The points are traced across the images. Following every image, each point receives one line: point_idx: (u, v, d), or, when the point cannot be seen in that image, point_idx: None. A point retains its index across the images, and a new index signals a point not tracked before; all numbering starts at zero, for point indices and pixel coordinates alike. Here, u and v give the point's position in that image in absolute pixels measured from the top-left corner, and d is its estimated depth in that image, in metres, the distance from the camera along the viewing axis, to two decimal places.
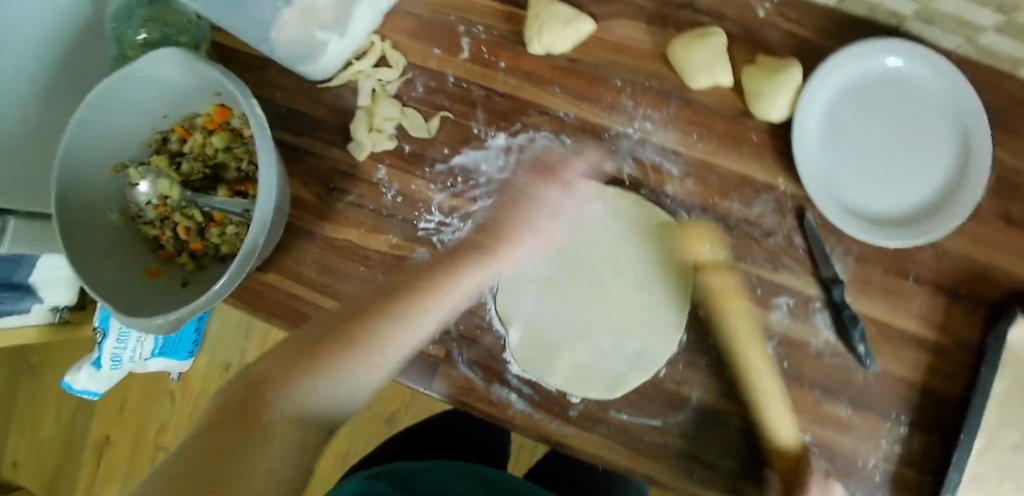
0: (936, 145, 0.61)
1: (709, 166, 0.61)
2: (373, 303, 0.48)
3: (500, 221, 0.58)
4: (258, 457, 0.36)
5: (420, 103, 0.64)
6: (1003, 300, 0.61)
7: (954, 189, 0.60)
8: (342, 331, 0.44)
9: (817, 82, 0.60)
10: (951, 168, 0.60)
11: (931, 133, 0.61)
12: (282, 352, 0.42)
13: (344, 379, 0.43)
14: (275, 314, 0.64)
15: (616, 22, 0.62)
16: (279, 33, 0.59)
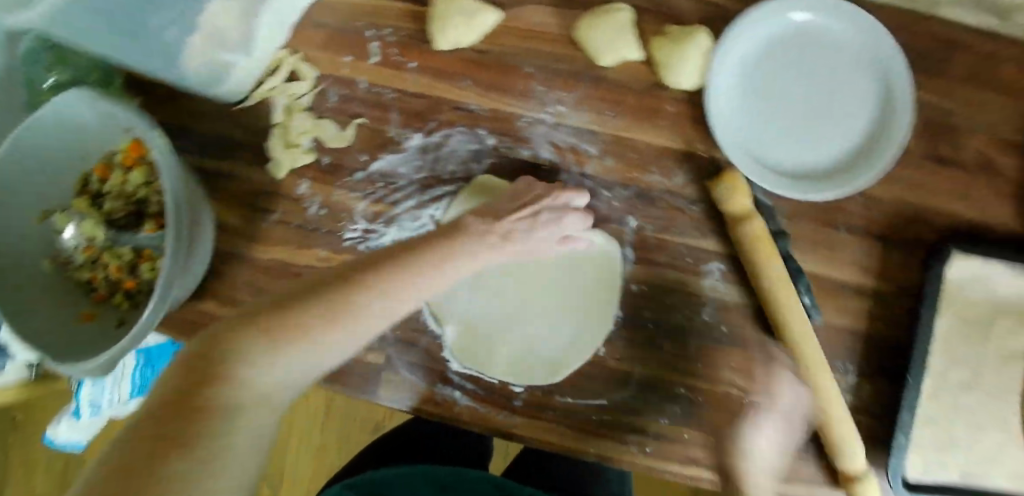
0: (858, 93, 0.58)
1: (626, 142, 0.60)
2: (335, 280, 0.44)
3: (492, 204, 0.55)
4: (222, 446, 0.35)
5: (335, 113, 0.64)
6: (939, 240, 0.60)
7: (878, 137, 0.58)
8: (293, 308, 0.41)
9: (726, 46, 0.58)
10: (873, 116, 0.58)
11: (851, 82, 0.59)
12: (248, 324, 0.40)
13: (296, 362, 0.40)
14: None
15: (522, 8, 0.61)
16: (187, 63, 0.59)
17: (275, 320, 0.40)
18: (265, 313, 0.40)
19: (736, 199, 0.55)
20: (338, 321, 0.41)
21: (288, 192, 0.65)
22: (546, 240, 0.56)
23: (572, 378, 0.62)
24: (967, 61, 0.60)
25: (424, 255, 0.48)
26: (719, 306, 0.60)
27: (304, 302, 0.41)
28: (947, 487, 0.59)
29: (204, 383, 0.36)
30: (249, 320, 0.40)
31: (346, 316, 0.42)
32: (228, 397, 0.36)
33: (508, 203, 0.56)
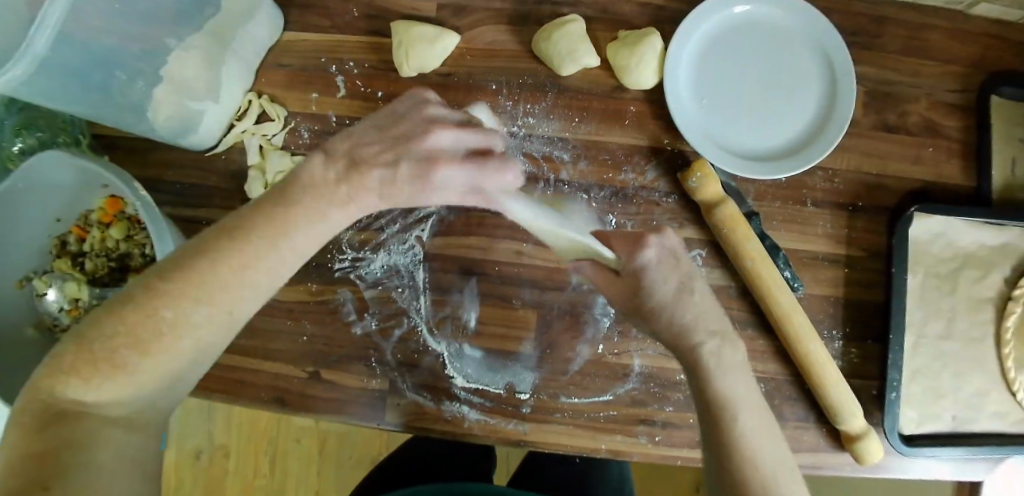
0: (806, 78, 0.62)
1: (596, 144, 0.63)
2: (179, 259, 0.37)
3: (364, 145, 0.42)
4: (92, 474, 0.32)
5: (311, 149, 0.66)
6: (900, 203, 0.64)
7: (828, 117, 0.62)
8: (133, 312, 0.35)
9: (678, 44, 0.62)
10: (822, 98, 0.62)
11: (799, 68, 0.62)
12: (64, 361, 0.35)
13: (163, 363, 0.36)
14: (215, 390, 0.64)
15: (479, 29, 0.64)
16: (158, 115, 0.58)
17: (92, 342, 0.35)
18: (102, 328, 0.35)
19: (708, 185, 0.58)
20: (163, 330, 0.36)
21: None
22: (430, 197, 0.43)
23: (574, 377, 0.63)
24: (892, 37, 0.65)
25: (278, 216, 0.40)
26: (705, 291, 0.62)
27: (113, 315, 0.35)
28: (941, 435, 0.61)
29: (42, 427, 0.33)
30: (67, 351, 0.35)
31: (161, 322, 0.36)
32: (76, 432, 0.34)
33: (369, 142, 0.42)
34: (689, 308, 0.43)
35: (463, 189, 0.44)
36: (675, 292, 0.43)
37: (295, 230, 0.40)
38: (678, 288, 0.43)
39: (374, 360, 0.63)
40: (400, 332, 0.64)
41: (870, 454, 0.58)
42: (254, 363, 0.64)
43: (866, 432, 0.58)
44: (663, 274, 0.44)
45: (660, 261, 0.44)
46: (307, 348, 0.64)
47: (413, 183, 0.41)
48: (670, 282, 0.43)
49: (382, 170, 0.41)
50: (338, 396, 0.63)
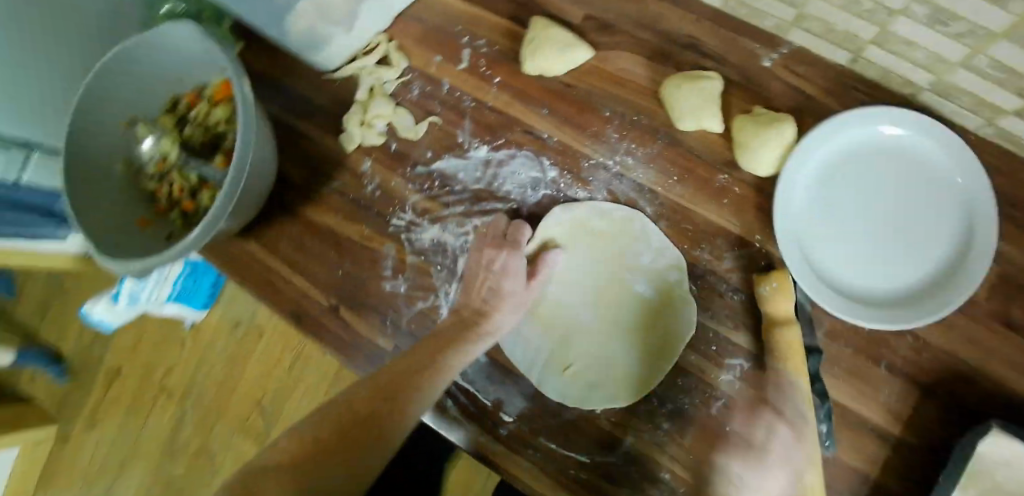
0: (938, 233, 0.55)
1: (685, 212, 0.59)
2: (429, 351, 0.56)
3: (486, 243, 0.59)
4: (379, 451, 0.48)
5: (414, 106, 0.66)
6: (986, 409, 0.56)
7: (948, 283, 0.54)
8: (415, 376, 0.53)
9: (808, 146, 0.57)
10: (946, 261, 0.55)
11: (935, 221, 0.56)
12: (387, 387, 0.52)
13: (404, 425, 0.50)
14: (256, 287, 0.68)
15: (617, 53, 0.62)
16: (293, 25, 0.64)
17: (398, 390, 0.51)
18: (399, 378, 0.52)
19: (776, 299, 0.53)
20: (417, 399, 0.52)
21: (351, 165, 0.67)
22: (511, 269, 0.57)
23: (564, 424, 0.59)
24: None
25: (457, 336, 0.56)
26: (730, 403, 0.56)
27: (415, 371, 0.53)
28: None
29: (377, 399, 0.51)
30: (385, 388, 0.52)
31: (411, 405, 0.51)
32: (383, 426, 0.49)
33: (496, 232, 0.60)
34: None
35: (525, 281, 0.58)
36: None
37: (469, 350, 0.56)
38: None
39: (389, 318, 0.64)
40: (423, 306, 0.63)
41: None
42: (288, 277, 0.68)
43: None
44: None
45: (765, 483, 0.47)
46: (336, 282, 0.66)
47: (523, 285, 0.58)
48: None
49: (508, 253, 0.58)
50: (346, 338, 0.65)
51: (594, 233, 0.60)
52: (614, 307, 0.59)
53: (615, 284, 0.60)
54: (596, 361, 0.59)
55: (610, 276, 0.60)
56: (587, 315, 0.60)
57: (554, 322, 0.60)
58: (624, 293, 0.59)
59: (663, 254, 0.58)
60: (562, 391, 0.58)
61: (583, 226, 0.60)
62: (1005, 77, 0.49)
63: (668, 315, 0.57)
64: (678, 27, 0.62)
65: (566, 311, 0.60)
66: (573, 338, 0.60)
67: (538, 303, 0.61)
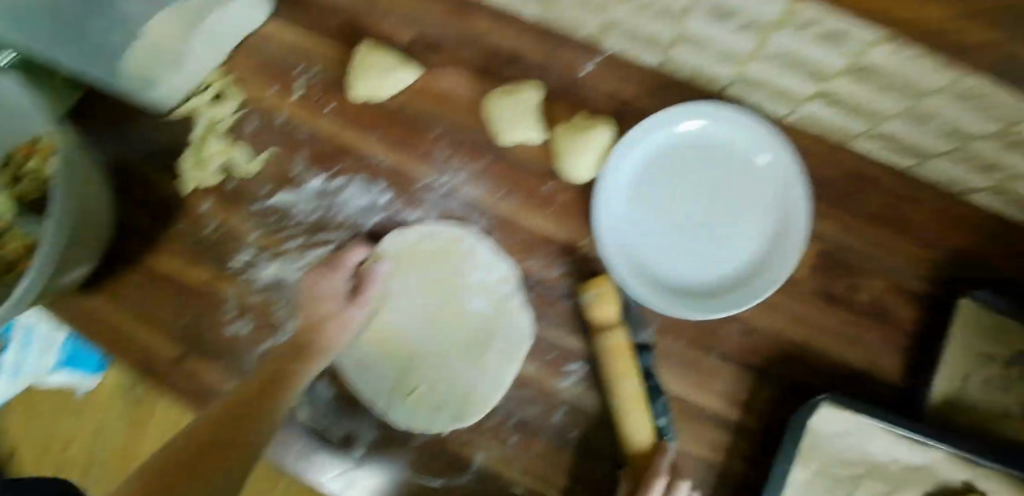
0: (757, 218, 0.57)
1: (513, 224, 0.60)
2: (276, 369, 0.52)
3: (321, 276, 0.58)
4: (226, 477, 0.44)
5: (250, 142, 0.66)
6: (814, 383, 0.59)
7: (767, 267, 0.56)
8: (261, 399, 0.49)
9: (628, 148, 0.57)
10: (766, 244, 0.56)
11: (753, 206, 0.57)
12: (237, 409, 0.48)
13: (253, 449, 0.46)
14: (103, 341, 0.67)
15: (443, 73, 0.63)
16: (123, 64, 0.61)
17: (245, 413, 0.48)
18: (246, 402, 0.49)
19: (600, 306, 0.55)
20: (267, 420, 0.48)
21: (190, 207, 0.66)
22: (329, 282, 0.57)
23: (415, 450, 0.59)
24: (861, 203, 0.62)
25: (297, 356, 0.53)
26: (572, 409, 0.58)
27: (263, 394, 0.49)
28: None
29: (223, 424, 0.47)
30: (233, 415, 0.47)
31: (268, 419, 0.48)
32: (231, 449, 0.45)
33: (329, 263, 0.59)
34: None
35: (350, 301, 0.57)
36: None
37: (313, 364, 0.54)
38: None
39: (236, 361, 0.64)
40: (269, 344, 0.64)
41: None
42: (138, 330, 0.66)
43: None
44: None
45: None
46: (183, 329, 0.65)
47: (349, 306, 0.57)
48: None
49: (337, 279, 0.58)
50: (198, 383, 0.64)
51: (425, 255, 0.60)
52: (448, 323, 0.59)
53: (450, 301, 0.60)
54: (438, 380, 0.59)
55: (445, 293, 0.60)
56: (427, 336, 0.60)
57: (398, 346, 0.60)
58: (458, 309, 0.59)
59: (492, 269, 0.59)
60: (408, 415, 0.58)
61: (415, 250, 0.60)
62: (796, 67, 0.51)
63: (499, 328, 0.58)
64: (501, 44, 0.62)
65: (408, 334, 0.60)
66: (417, 360, 0.59)
67: (378, 329, 0.60)
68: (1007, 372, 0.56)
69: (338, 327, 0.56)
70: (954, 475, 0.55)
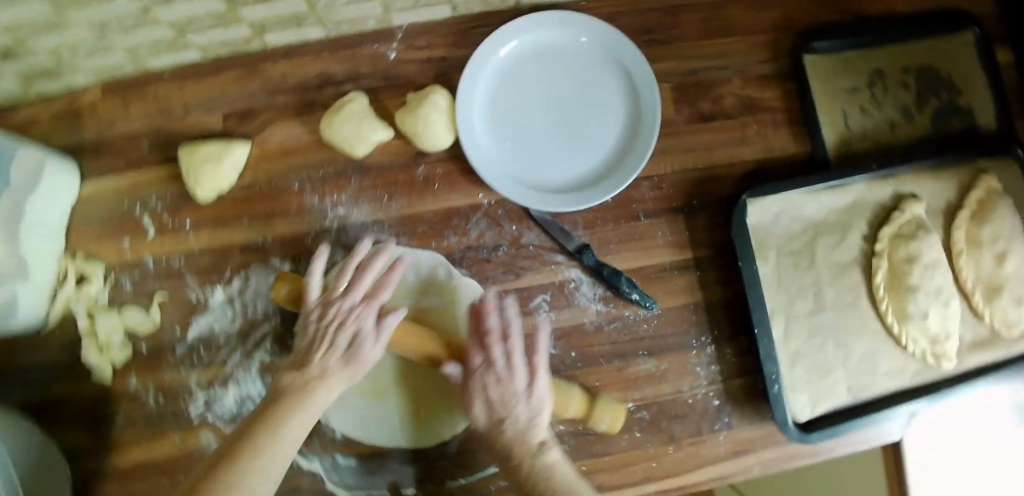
0: (608, 94, 0.61)
1: (413, 218, 0.61)
2: (288, 381, 0.48)
3: (348, 283, 0.52)
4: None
5: (136, 298, 0.63)
6: (734, 190, 0.64)
7: (637, 127, 0.60)
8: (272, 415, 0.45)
9: (470, 94, 0.59)
10: (628, 110, 0.61)
11: (599, 86, 0.61)
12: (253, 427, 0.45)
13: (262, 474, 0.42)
14: None
15: (269, 131, 0.63)
16: None
17: (253, 427, 0.45)
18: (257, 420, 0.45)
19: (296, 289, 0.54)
20: (281, 434, 0.44)
21: (121, 390, 0.63)
22: (347, 289, 0.52)
23: (454, 456, 0.60)
24: (680, 28, 0.65)
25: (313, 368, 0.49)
26: (561, 335, 0.60)
27: (272, 407, 0.46)
28: (840, 409, 0.61)
29: (221, 453, 0.43)
30: (234, 440, 0.44)
31: (277, 433, 0.44)
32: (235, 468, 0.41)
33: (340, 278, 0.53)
34: (535, 432, 0.51)
35: (371, 309, 0.51)
36: (523, 409, 0.51)
37: (339, 376, 0.49)
38: (532, 409, 0.51)
39: None
40: None
41: (610, 420, 0.55)
42: None
43: (591, 401, 0.55)
44: (516, 405, 0.51)
45: (505, 394, 0.51)
46: None
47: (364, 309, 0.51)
48: (526, 406, 0.51)
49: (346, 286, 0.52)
50: None
51: None
52: None
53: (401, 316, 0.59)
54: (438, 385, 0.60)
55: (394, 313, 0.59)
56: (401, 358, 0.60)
57: (382, 384, 0.60)
58: None
59: (419, 264, 0.59)
60: (428, 431, 0.59)
61: None
62: None
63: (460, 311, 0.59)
64: (305, 77, 0.63)
65: (383, 367, 0.60)
66: (406, 383, 0.60)
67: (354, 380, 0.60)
68: (872, 96, 0.65)
69: (365, 329, 0.50)
70: (879, 193, 0.63)
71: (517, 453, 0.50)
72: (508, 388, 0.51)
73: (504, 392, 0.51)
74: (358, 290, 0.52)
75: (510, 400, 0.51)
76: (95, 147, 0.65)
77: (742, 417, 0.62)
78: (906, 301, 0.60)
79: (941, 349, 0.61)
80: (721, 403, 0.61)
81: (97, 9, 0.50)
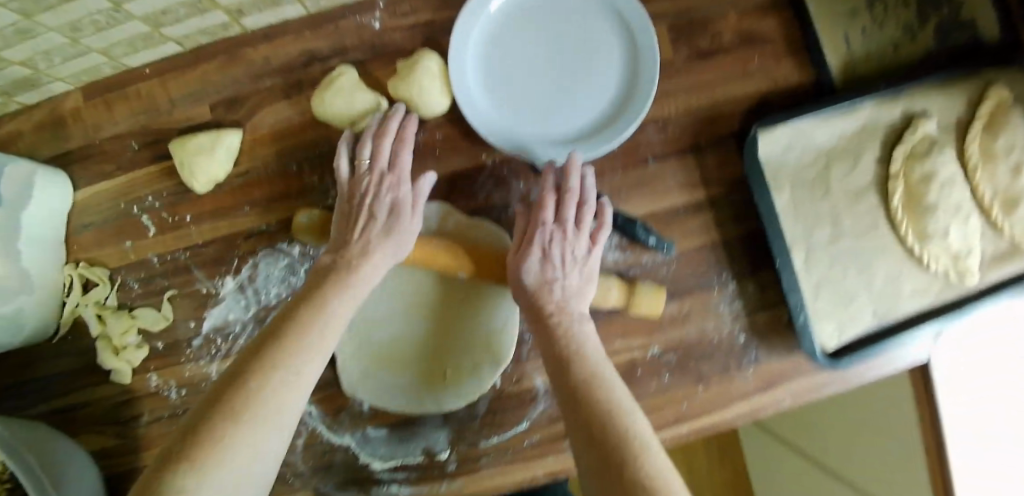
0: (607, 53, 0.59)
1: (417, 186, 0.60)
2: (331, 259, 0.50)
3: (378, 157, 0.53)
4: (288, 365, 0.41)
5: (146, 298, 0.62)
6: (740, 123, 0.62)
7: (631, 91, 0.59)
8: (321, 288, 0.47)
9: (461, 55, 0.58)
10: (625, 67, 0.59)
11: (600, 44, 0.59)
12: (304, 300, 0.46)
13: (320, 338, 0.44)
14: None
15: (260, 116, 0.61)
16: None
17: (305, 298, 0.46)
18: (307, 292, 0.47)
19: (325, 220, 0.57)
20: (333, 304, 0.46)
21: (142, 391, 0.62)
22: (377, 164, 0.52)
23: (485, 419, 0.60)
24: None
25: (354, 241, 0.50)
26: None
27: (320, 282, 0.48)
28: (868, 334, 0.60)
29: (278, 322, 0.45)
30: (288, 311, 0.46)
31: (327, 300, 0.46)
32: (295, 334, 0.43)
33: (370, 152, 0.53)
34: (581, 301, 0.50)
35: (402, 182, 0.52)
36: (570, 275, 0.50)
37: (381, 247, 0.50)
38: (582, 275, 0.50)
39: (289, 476, 0.60)
40: (302, 441, 0.60)
41: (652, 303, 0.56)
42: None
43: (631, 289, 0.57)
44: (565, 267, 0.50)
45: (558, 256, 0.50)
46: None
47: (395, 183, 0.52)
48: (576, 271, 0.50)
49: (377, 160, 0.52)
50: None
51: None
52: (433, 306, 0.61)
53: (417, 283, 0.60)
54: (461, 350, 0.60)
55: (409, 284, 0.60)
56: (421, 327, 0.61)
57: (406, 354, 0.60)
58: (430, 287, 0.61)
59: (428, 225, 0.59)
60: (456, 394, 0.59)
61: None
62: None
63: None
64: (290, 56, 0.61)
65: (405, 339, 0.60)
66: (429, 350, 0.60)
67: (376, 355, 0.60)
68: (873, 15, 0.63)
69: (400, 203, 0.51)
70: (890, 112, 0.62)
71: (562, 314, 0.48)
72: (559, 251, 0.50)
73: (555, 257, 0.50)
74: (387, 164, 0.52)
75: (561, 265, 0.50)
76: (84, 152, 0.63)
77: (769, 351, 0.61)
78: (925, 220, 0.59)
79: (965, 265, 0.59)
80: (747, 339, 0.61)
81: (63, 11, 0.48)
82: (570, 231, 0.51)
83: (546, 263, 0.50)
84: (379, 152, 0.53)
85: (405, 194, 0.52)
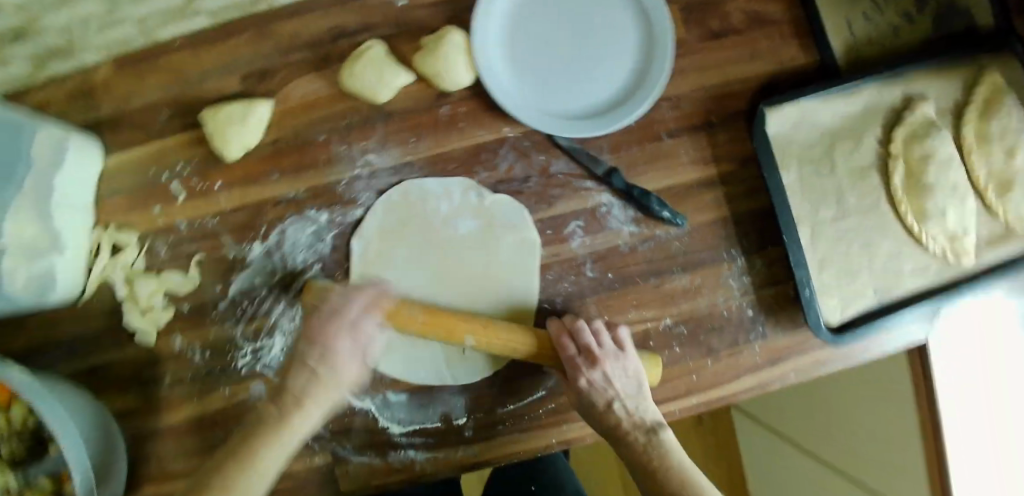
0: (621, 42, 0.62)
1: (441, 158, 0.62)
2: (266, 410, 0.49)
3: (334, 310, 0.52)
4: None
5: (173, 263, 0.64)
6: (751, 105, 0.65)
7: (643, 82, 0.61)
8: (244, 444, 0.47)
9: (485, 30, 0.60)
10: (641, 46, 0.62)
11: (615, 30, 0.62)
12: (228, 456, 0.46)
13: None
14: None
15: (289, 88, 0.63)
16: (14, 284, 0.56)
17: (237, 452, 0.46)
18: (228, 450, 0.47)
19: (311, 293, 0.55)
20: (260, 464, 0.46)
21: (167, 353, 0.64)
22: (335, 314, 0.51)
23: (502, 386, 0.62)
24: None
25: (292, 399, 0.49)
26: (596, 259, 0.62)
27: (249, 438, 0.47)
28: (870, 310, 0.63)
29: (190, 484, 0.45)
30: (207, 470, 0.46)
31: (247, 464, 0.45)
32: None
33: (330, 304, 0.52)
34: (648, 412, 0.55)
35: (356, 334, 0.51)
36: (626, 385, 0.55)
37: (317, 407, 0.49)
38: (635, 383, 0.55)
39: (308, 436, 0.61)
40: None
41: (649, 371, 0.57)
42: None
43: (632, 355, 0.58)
44: (623, 384, 0.55)
45: (608, 375, 0.54)
46: None
47: (348, 339, 0.51)
48: (629, 383, 0.55)
49: (331, 311, 0.52)
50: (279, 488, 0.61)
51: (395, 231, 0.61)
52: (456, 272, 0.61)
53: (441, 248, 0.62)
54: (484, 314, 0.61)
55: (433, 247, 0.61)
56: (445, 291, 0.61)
57: None
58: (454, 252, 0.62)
59: (452, 193, 0.61)
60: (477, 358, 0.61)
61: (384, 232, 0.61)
62: None
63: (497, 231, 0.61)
64: (320, 30, 0.63)
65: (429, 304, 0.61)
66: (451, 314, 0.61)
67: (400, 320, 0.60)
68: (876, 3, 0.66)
69: (342, 362, 0.51)
70: (892, 95, 0.64)
71: (630, 428, 0.54)
72: (611, 370, 0.55)
73: (609, 375, 0.54)
74: (343, 322, 0.51)
75: (615, 383, 0.55)
76: (113, 119, 0.65)
77: (776, 323, 0.63)
78: (925, 198, 0.62)
79: (960, 243, 0.62)
80: (755, 312, 0.63)
81: None
82: (614, 351, 0.56)
83: (607, 384, 0.54)
84: (338, 305, 0.52)
85: (356, 355, 0.51)
